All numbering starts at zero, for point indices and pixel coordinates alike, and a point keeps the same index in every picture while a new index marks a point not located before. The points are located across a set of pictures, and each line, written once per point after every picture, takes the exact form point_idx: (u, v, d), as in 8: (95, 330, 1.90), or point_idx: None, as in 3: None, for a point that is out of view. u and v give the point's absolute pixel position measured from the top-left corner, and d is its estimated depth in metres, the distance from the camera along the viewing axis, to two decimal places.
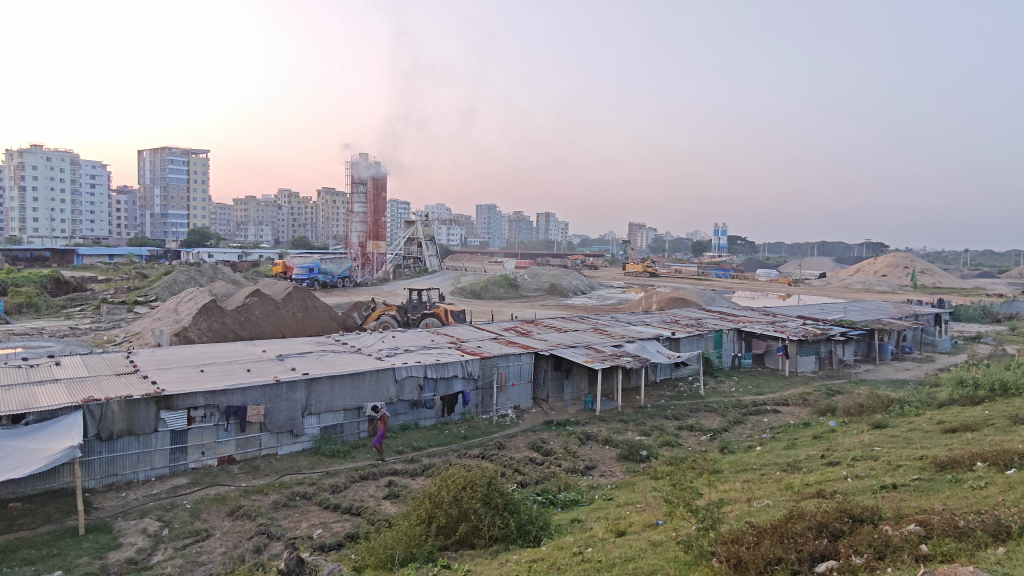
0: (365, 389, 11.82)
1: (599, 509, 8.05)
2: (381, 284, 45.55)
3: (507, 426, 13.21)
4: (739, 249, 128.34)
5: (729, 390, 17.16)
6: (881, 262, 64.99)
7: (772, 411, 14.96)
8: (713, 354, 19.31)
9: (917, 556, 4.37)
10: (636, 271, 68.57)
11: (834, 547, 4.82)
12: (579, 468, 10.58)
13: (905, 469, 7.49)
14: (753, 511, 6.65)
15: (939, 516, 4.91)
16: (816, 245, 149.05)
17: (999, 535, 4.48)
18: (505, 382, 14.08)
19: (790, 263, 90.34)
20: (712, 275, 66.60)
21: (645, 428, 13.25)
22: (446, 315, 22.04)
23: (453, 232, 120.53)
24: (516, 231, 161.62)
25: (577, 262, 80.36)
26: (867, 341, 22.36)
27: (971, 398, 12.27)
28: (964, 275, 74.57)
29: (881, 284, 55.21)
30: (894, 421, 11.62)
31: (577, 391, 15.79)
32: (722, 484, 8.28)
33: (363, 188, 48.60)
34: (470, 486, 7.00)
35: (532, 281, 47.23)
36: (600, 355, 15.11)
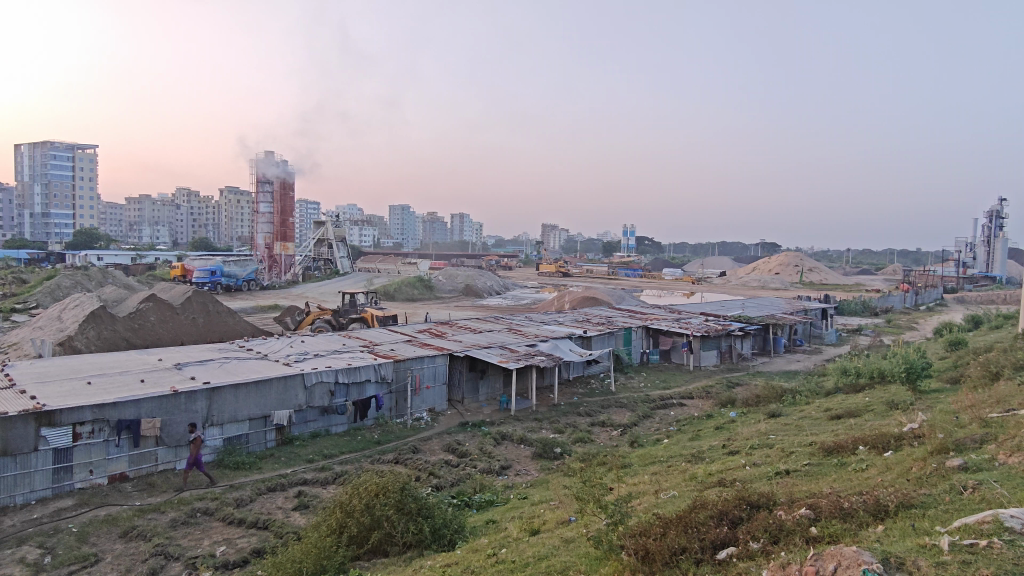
0: (272, 397, 11.35)
1: (514, 509, 8.10)
2: (290, 287, 43.95)
3: (422, 429, 13.07)
4: (647, 250, 133.30)
5: (638, 386, 17.76)
6: (775, 260, 69.33)
7: (679, 405, 15.61)
8: (623, 351, 19.91)
9: (807, 538, 4.65)
10: (549, 271, 69.70)
11: (733, 534, 5.05)
12: (495, 469, 10.59)
13: (796, 455, 8.00)
14: (660, 502, 6.90)
15: (826, 499, 5.24)
16: (717, 245, 157.08)
17: (878, 514, 4.83)
18: (419, 385, 13.91)
19: (695, 263, 94.84)
20: (622, 274, 68.75)
21: (559, 425, 13.46)
22: (372, 320, 21.47)
23: (365, 232, 118.22)
24: (430, 232, 160.22)
25: (491, 262, 80.84)
26: (763, 336, 23.77)
27: (854, 386, 13.30)
28: (847, 272, 80.68)
29: (775, 281, 58.92)
30: (788, 410, 12.41)
31: (492, 392, 15.83)
32: (631, 478, 8.55)
33: (269, 188, 46.70)
34: (384, 493, 6.84)
35: (447, 282, 47.02)
36: (514, 355, 15.21)
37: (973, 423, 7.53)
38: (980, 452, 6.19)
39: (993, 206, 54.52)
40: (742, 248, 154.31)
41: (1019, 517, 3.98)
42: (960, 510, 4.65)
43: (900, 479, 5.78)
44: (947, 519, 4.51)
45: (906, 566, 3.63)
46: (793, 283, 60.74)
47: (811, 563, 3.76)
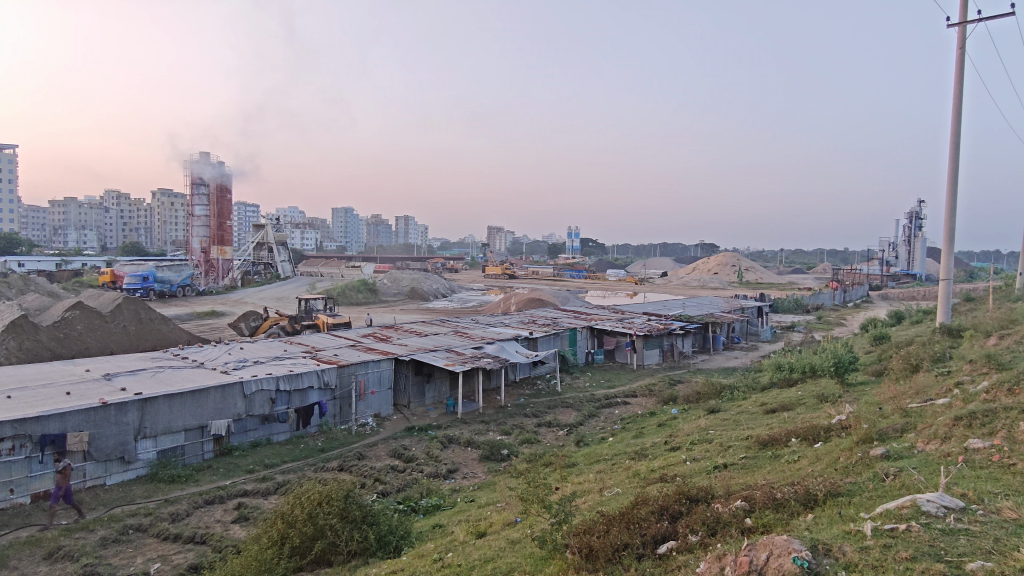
0: (209, 406, 10.95)
1: (461, 512, 8.07)
2: (228, 292, 42.52)
3: (367, 435, 12.86)
4: (591, 251, 135.28)
5: (583, 385, 17.99)
6: (714, 261, 71.46)
7: (623, 403, 15.89)
8: (569, 352, 20.13)
9: (742, 529, 4.79)
10: (495, 273, 69.78)
11: (673, 528, 5.17)
12: (441, 472, 10.52)
13: (734, 449, 8.25)
14: (604, 500, 7.01)
15: (761, 490, 5.43)
16: (659, 245, 160.66)
17: (808, 503, 5.03)
18: (364, 390, 13.70)
19: (638, 264, 96.77)
20: (567, 275, 69.50)
21: (505, 427, 13.49)
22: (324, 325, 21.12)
23: (307, 236, 115.73)
24: (375, 235, 157.83)
25: (437, 264, 80.45)
26: (702, 334, 24.47)
27: (787, 380, 13.83)
28: (781, 271, 83.86)
29: (714, 281, 60.72)
30: (726, 405, 12.81)
31: (439, 395, 15.72)
32: (576, 477, 8.64)
33: (204, 190, 45.13)
34: (326, 502, 6.70)
35: (392, 285, 46.50)
36: (460, 358, 15.16)
37: (896, 413, 7.94)
38: (900, 440, 6.54)
39: (912, 207, 57.67)
40: (681, 249, 158.40)
41: (935, 501, 4.22)
42: (882, 496, 4.89)
43: (829, 469, 6.04)
44: (870, 505, 4.74)
45: (832, 552, 3.80)
46: (731, 283, 62.71)
47: (745, 553, 3.88)
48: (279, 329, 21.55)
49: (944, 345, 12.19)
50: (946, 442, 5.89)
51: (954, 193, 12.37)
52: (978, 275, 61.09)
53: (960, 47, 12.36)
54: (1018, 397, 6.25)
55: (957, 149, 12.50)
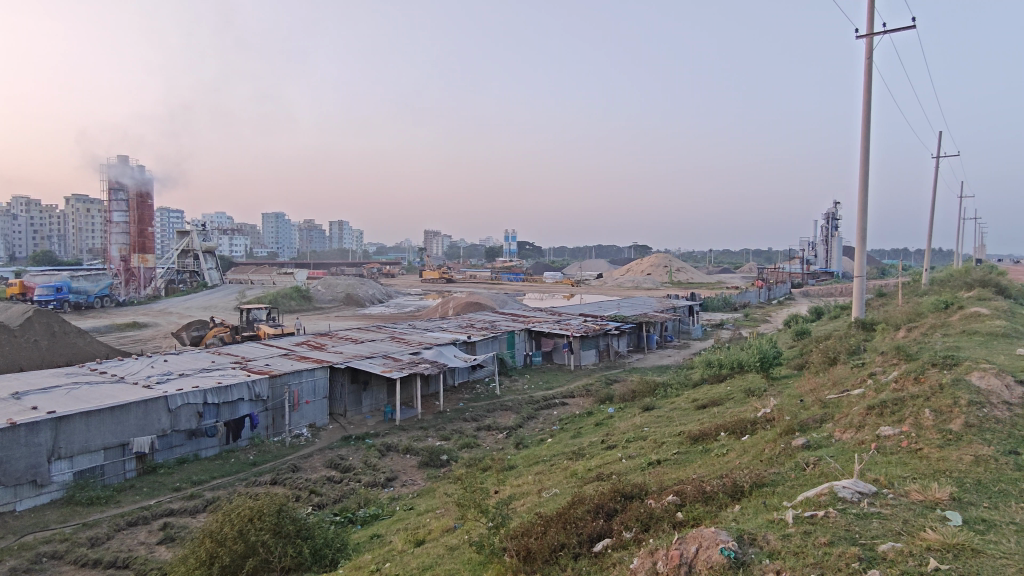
0: (131, 423, 10.38)
1: (400, 521, 7.97)
2: (151, 302, 40.47)
3: (302, 447, 12.51)
4: (528, 254, 136.37)
5: (522, 388, 18.08)
6: (647, 261, 73.33)
7: (561, 404, 16.04)
8: (507, 354, 20.18)
9: (674, 523, 4.91)
10: (433, 277, 69.25)
11: (608, 525, 5.24)
12: (379, 481, 10.34)
13: (667, 445, 8.46)
14: (542, 501, 7.06)
15: (691, 484, 5.58)
16: (594, 248, 163.43)
17: (735, 494, 5.20)
18: (298, 401, 13.32)
19: (574, 266, 98.21)
20: (505, 279, 69.75)
21: (445, 432, 13.39)
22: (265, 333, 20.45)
23: (235, 242, 111.65)
24: (308, 240, 153.91)
25: (373, 270, 79.17)
26: (637, 333, 25.05)
27: (717, 376, 14.32)
28: (710, 271, 86.68)
29: (647, 281, 62.30)
30: (660, 402, 13.14)
31: (376, 403, 15.45)
32: (514, 480, 8.65)
33: (123, 196, 42.93)
34: (258, 518, 6.43)
35: (326, 292, 45.45)
36: (398, 364, 14.95)
37: (815, 404, 8.34)
38: (819, 430, 6.87)
39: (829, 209, 60.83)
40: (616, 250, 161.62)
41: (849, 487, 4.45)
42: (803, 485, 5.11)
43: (755, 460, 6.29)
44: (792, 493, 4.95)
45: (757, 541, 3.94)
46: (663, 283, 64.52)
47: (676, 547, 3.98)
48: (219, 339, 20.73)
49: (858, 338, 12.89)
50: (860, 431, 6.23)
51: (865, 196, 13.11)
52: (888, 272, 64.98)
53: (868, 58, 13.11)
54: (923, 386, 6.66)
55: (867, 153, 13.24)
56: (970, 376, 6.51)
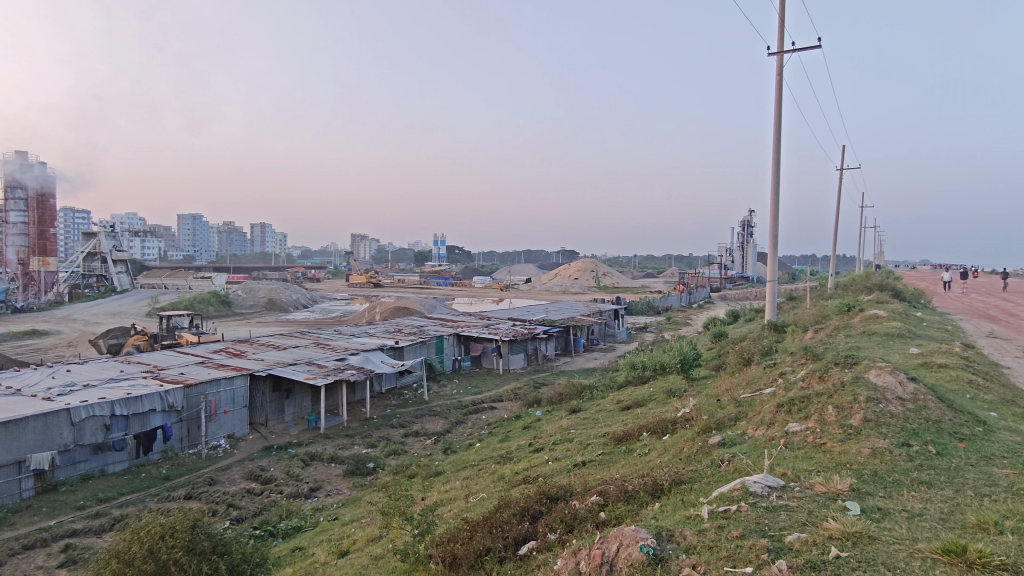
0: (28, 439, 9.64)
1: (323, 532, 7.76)
2: (52, 308, 37.80)
3: (219, 459, 11.97)
4: (457, 258, 136.13)
5: (450, 393, 17.98)
6: (574, 266, 74.61)
7: (489, 408, 16.06)
8: (436, 360, 20.04)
9: (597, 523, 4.99)
10: (360, 282, 68.00)
11: (534, 527, 5.27)
12: (302, 492, 10.02)
13: (592, 446, 8.62)
14: (470, 506, 7.04)
15: (614, 484, 5.70)
16: (523, 253, 165.15)
17: (656, 493, 5.33)
18: (215, 410, 12.73)
19: (504, 270, 98.72)
20: (434, 283, 69.32)
21: (371, 439, 13.14)
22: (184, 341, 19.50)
23: (147, 245, 105.83)
24: (227, 243, 147.86)
25: (297, 275, 76.70)
26: (564, 337, 25.42)
27: (640, 377, 14.73)
28: (634, 275, 89.05)
29: (574, 285, 63.33)
30: (587, 404, 13.39)
31: (300, 411, 14.99)
32: (441, 486, 8.58)
33: (21, 195, 40.67)
34: (170, 535, 6.07)
35: (247, 297, 43.84)
36: (322, 370, 14.55)
37: (730, 403, 8.72)
38: (734, 428, 7.17)
39: (744, 216, 63.75)
40: (544, 254, 163.57)
41: (760, 482, 4.66)
42: (718, 481, 5.31)
43: (674, 459, 6.50)
44: (708, 489, 5.13)
45: (675, 537, 4.07)
46: (589, 287, 65.81)
47: (598, 546, 4.07)
48: (134, 347, 19.65)
49: (771, 338, 13.56)
50: (771, 428, 6.55)
51: (776, 204, 13.80)
52: (797, 278, 68.73)
53: (778, 74, 13.82)
54: (828, 383, 7.08)
55: (779, 163, 13.93)
56: (868, 374, 6.96)
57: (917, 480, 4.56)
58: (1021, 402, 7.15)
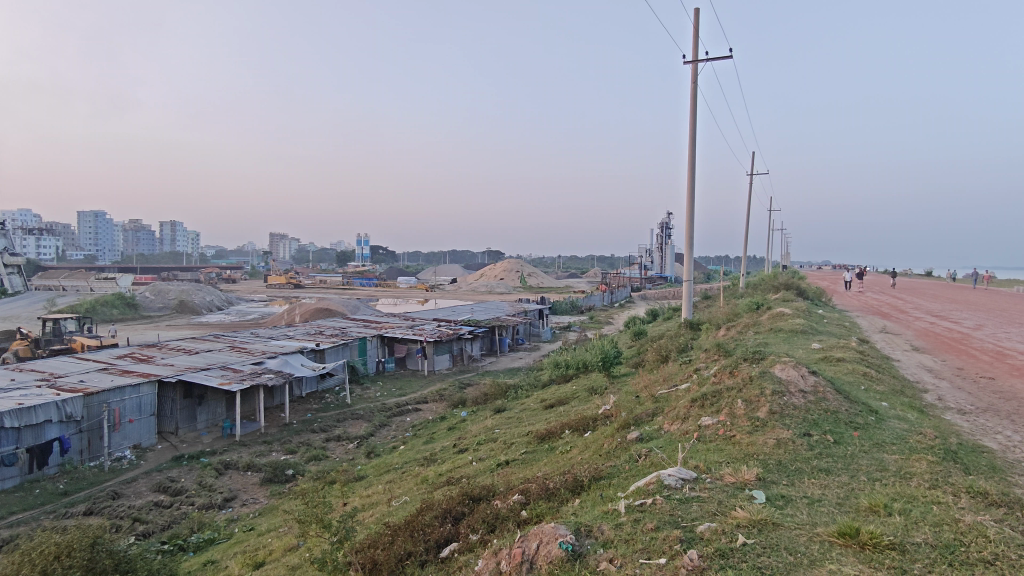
0: None
1: (238, 543, 7.45)
2: None
3: (123, 471, 11.25)
4: (381, 258, 133.99)
5: (374, 395, 17.65)
6: (499, 266, 74.91)
7: (414, 410, 15.86)
8: (358, 362, 19.61)
9: (518, 522, 5.01)
10: (279, 283, 65.80)
11: (456, 529, 5.25)
12: (216, 502, 9.56)
13: (515, 445, 8.68)
14: (393, 510, 6.93)
15: (536, 482, 5.75)
16: (448, 253, 164.51)
17: (576, 489, 5.42)
18: (120, 420, 11.97)
19: (429, 271, 97.91)
20: (357, 284, 67.94)
21: (290, 446, 12.72)
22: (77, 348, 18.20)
23: (43, 244, 98.36)
24: (134, 241, 139.42)
25: (210, 275, 73.12)
26: (490, 337, 25.49)
27: (564, 376, 14.96)
28: (558, 276, 90.25)
29: (499, 286, 63.53)
30: (511, 404, 13.46)
31: (213, 418, 14.32)
32: (363, 491, 8.39)
33: None
34: (66, 555, 5.65)
35: (156, 299, 41.52)
36: (238, 375, 13.95)
37: (649, 399, 8.99)
38: (651, 423, 7.40)
39: (663, 219, 65.90)
40: (469, 255, 163.42)
41: (674, 475, 4.83)
42: (636, 475, 5.45)
43: (594, 456, 6.63)
44: (625, 484, 5.26)
45: (593, 533, 4.15)
46: (515, 288, 66.25)
47: (518, 545, 4.11)
48: (17, 355, 18.10)
49: (687, 335, 14.09)
50: (685, 422, 6.80)
51: (692, 206, 14.34)
52: (712, 278, 71.65)
53: (692, 82, 14.36)
54: (737, 378, 7.43)
55: (694, 168, 14.47)
56: (773, 369, 7.34)
57: (817, 468, 4.85)
58: (908, 391, 7.75)
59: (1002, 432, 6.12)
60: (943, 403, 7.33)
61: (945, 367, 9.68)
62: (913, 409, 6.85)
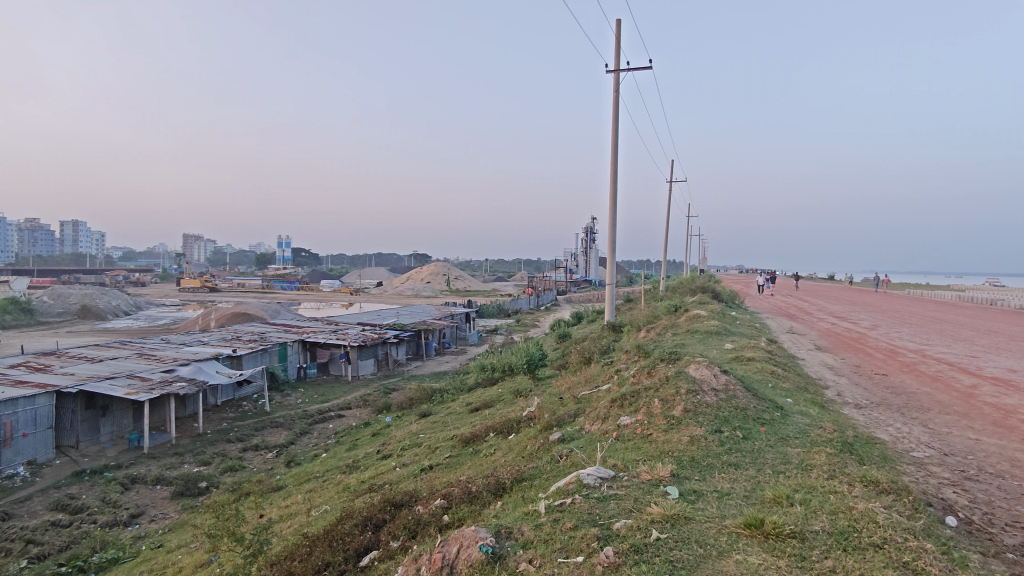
0: None
1: (144, 562, 7.04)
2: None
3: (15, 489, 10.39)
4: (303, 261, 130.27)
5: (295, 402, 17.08)
6: (426, 270, 74.40)
7: (337, 416, 15.46)
8: (278, 368, 18.94)
9: (440, 527, 4.96)
10: (193, 286, 62.87)
11: (376, 537, 5.15)
12: (121, 520, 8.99)
13: (440, 450, 8.62)
14: (312, 519, 6.73)
15: (459, 487, 5.72)
16: (374, 256, 161.84)
17: (498, 491, 5.42)
18: (12, 434, 11.07)
19: (354, 275, 95.92)
20: (278, 288, 65.81)
21: (204, 457, 12.13)
22: None
23: None
24: (29, 242, 129.51)
25: (117, 278, 68.95)
26: (415, 341, 25.23)
27: (490, 379, 14.99)
28: (485, 279, 90.40)
29: (426, 289, 63.01)
30: (437, 408, 13.35)
31: (118, 430, 13.46)
32: (281, 502, 8.10)
33: None
34: None
35: (55, 304, 38.74)
36: (146, 384, 13.17)
37: (572, 400, 9.15)
38: (573, 424, 7.53)
39: (587, 224, 67.35)
40: (395, 258, 161.34)
41: (592, 474, 4.92)
42: (557, 475, 5.52)
43: (517, 457, 6.68)
44: (546, 485, 5.31)
45: (513, 534, 4.17)
46: (442, 291, 65.95)
47: (438, 550, 4.09)
48: None
49: (610, 337, 14.43)
50: (605, 422, 6.95)
51: (614, 211, 14.69)
52: (634, 281, 73.72)
53: (614, 90, 14.73)
54: (655, 378, 7.68)
55: (615, 174, 14.85)
56: (688, 369, 7.62)
57: (726, 463, 5.07)
58: (810, 388, 8.24)
59: (893, 424, 6.59)
60: (842, 399, 7.83)
61: (844, 364, 10.35)
62: (815, 405, 7.28)
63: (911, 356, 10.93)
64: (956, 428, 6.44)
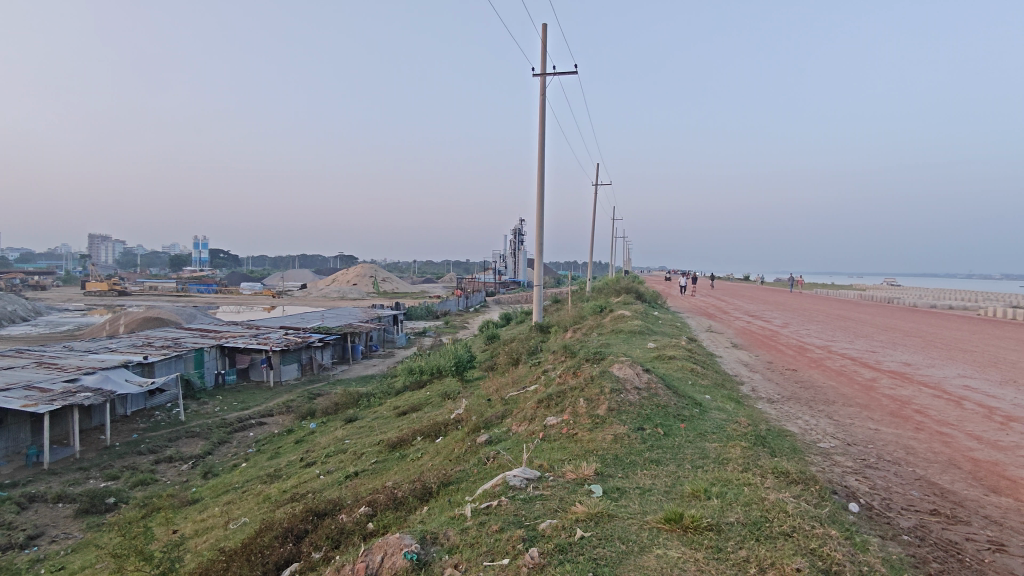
0: None
1: None
2: None
3: None
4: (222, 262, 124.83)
5: (212, 411, 16.33)
6: (352, 271, 72.85)
7: (258, 424, 14.88)
8: (194, 375, 18.06)
9: (364, 535, 4.85)
10: (100, 289, 59.05)
11: (297, 548, 4.99)
12: (16, 542, 8.32)
13: (365, 455, 8.45)
14: (229, 533, 6.45)
15: (385, 493, 5.61)
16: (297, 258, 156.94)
17: (424, 496, 5.36)
18: None
19: (276, 277, 92.71)
20: (194, 290, 62.78)
21: (111, 471, 11.41)
22: None
23: None
24: None
25: (12, 282, 63.92)
26: (341, 344, 24.64)
27: (418, 382, 14.83)
28: (414, 280, 89.41)
29: (352, 291, 61.74)
30: (364, 412, 13.09)
31: (14, 445, 12.46)
32: (196, 516, 7.71)
33: None
34: None
35: None
36: (46, 395, 12.26)
37: (499, 402, 9.17)
38: (500, 425, 7.55)
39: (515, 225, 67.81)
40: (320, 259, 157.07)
41: (518, 475, 4.95)
42: (484, 478, 5.52)
43: (444, 461, 6.63)
44: (473, 488, 5.30)
45: (439, 539, 4.13)
46: (369, 293, 64.82)
47: (362, 559, 4.00)
48: None
49: (537, 338, 14.56)
50: (532, 423, 7.00)
51: (541, 213, 14.84)
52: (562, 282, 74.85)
53: (541, 95, 14.90)
54: (580, 378, 7.81)
55: (542, 177, 15.01)
56: (612, 368, 7.78)
57: (648, 459, 5.20)
58: (727, 384, 8.60)
59: (802, 417, 6.97)
60: (756, 394, 8.21)
61: (758, 361, 10.86)
62: (731, 401, 7.60)
63: (818, 352, 11.59)
64: (858, 419, 6.88)
